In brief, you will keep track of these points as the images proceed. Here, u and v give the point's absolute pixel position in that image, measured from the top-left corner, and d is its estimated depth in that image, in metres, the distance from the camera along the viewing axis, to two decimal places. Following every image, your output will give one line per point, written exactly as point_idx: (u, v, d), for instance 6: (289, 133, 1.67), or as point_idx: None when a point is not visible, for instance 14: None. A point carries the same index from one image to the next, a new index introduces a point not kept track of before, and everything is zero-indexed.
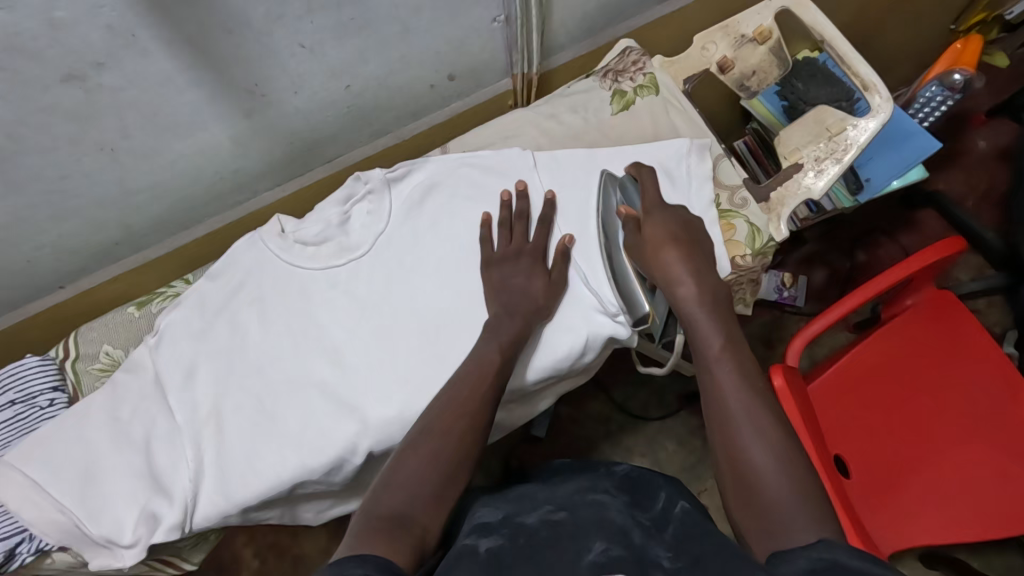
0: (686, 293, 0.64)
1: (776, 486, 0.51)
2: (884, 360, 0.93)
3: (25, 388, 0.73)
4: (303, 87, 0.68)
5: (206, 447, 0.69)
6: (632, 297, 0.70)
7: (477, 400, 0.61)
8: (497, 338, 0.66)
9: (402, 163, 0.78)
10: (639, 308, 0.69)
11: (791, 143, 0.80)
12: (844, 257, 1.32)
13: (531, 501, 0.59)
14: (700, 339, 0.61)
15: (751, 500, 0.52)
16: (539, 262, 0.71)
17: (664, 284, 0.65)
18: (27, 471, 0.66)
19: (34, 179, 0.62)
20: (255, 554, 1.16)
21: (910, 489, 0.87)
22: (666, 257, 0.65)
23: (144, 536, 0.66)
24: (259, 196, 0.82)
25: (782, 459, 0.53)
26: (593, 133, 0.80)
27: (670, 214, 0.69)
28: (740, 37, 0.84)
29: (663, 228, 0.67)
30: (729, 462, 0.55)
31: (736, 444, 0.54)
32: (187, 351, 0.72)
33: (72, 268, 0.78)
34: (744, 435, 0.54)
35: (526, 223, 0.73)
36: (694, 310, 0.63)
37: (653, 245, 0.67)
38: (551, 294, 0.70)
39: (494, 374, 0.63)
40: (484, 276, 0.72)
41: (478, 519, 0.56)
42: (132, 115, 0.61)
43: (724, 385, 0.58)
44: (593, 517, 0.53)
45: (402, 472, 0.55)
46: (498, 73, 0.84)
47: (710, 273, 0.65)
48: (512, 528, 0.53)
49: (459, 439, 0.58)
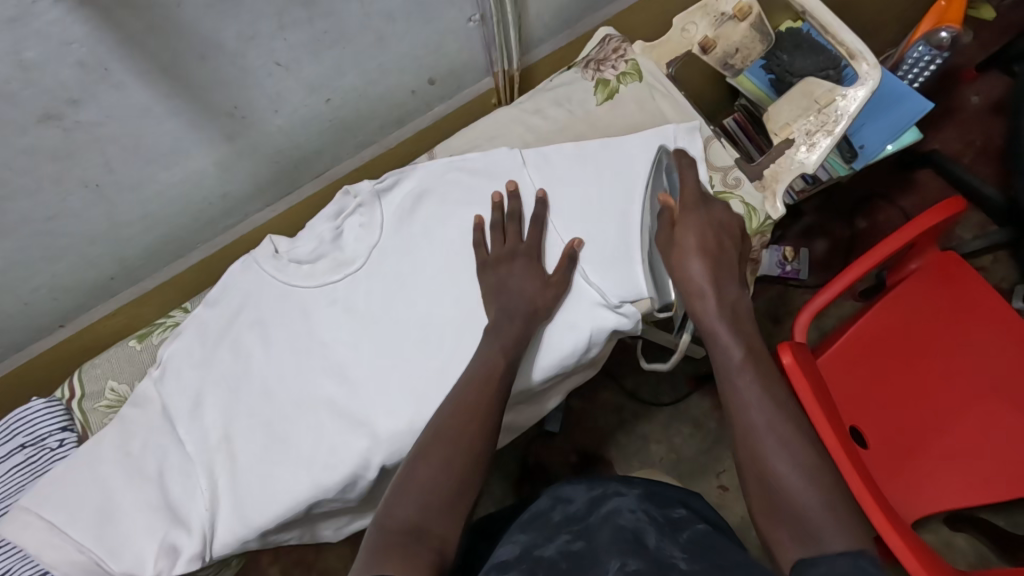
0: (708, 306, 0.65)
1: (803, 499, 0.51)
2: (894, 329, 0.92)
3: (35, 431, 0.72)
4: (283, 105, 0.67)
5: (220, 475, 0.69)
6: (663, 283, 0.72)
7: (484, 402, 0.60)
8: (499, 339, 0.65)
9: (389, 174, 0.78)
10: (667, 296, 0.73)
11: (782, 118, 0.79)
12: (844, 224, 1.31)
13: (547, 531, 0.57)
14: (722, 350, 0.62)
15: (776, 511, 0.52)
16: (535, 261, 0.71)
17: (686, 295, 0.67)
18: (45, 515, 0.66)
19: (23, 221, 0.62)
20: (281, 571, 1.16)
21: (929, 453, 0.87)
22: (690, 268, 0.66)
23: (165, 569, 0.65)
24: (250, 217, 0.82)
25: (805, 466, 0.53)
26: (579, 125, 0.79)
27: (704, 211, 0.69)
28: (720, 16, 0.82)
29: (694, 229, 0.68)
30: (755, 473, 0.55)
31: (761, 460, 0.55)
32: (192, 380, 0.72)
33: (70, 307, 0.78)
34: (770, 450, 0.54)
35: (519, 222, 0.73)
36: (715, 325, 0.64)
37: (678, 252, 0.67)
38: (550, 294, 0.70)
39: (500, 376, 0.63)
40: (481, 279, 0.71)
41: (497, 557, 0.55)
42: (114, 149, 0.60)
43: (747, 398, 0.58)
44: (610, 535, 0.52)
45: (415, 484, 0.54)
46: (478, 73, 0.84)
47: (732, 282, 0.66)
48: (531, 562, 0.51)
49: (469, 445, 0.57)
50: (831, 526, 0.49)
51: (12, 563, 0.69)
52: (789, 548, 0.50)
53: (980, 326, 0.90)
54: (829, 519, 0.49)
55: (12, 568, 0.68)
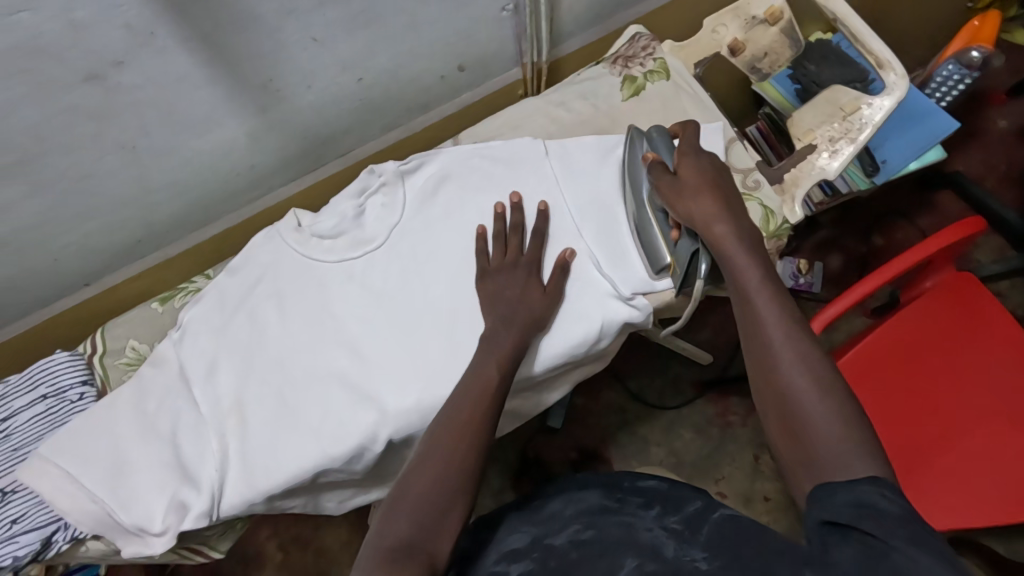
0: (724, 232, 0.61)
1: (817, 413, 0.50)
2: (904, 345, 0.92)
3: (57, 382, 0.74)
4: (316, 81, 0.69)
5: (230, 439, 0.70)
6: (655, 247, 0.71)
7: (476, 417, 0.59)
8: (495, 354, 0.65)
9: (414, 157, 0.79)
10: (660, 259, 0.70)
11: (805, 124, 0.79)
12: (859, 240, 1.31)
13: (558, 520, 0.63)
14: (739, 276, 0.59)
15: (787, 417, 0.52)
16: (535, 274, 0.71)
17: (699, 223, 0.63)
18: (61, 463, 0.68)
19: (59, 179, 0.64)
20: (278, 546, 1.18)
21: (932, 474, 0.87)
22: (698, 204, 0.63)
23: (173, 524, 0.67)
24: (275, 191, 0.83)
25: (826, 389, 0.51)
26: (605, 119, 0.79)
27: (704, 159, 0.67)
28: (751, 19, 0.83)
29: (696, 173, 0.65)
30: (771, 395, 0.53)
31: (775, 368, 0.53)
32: (209, 346, 0.74)
33: (98, 267, 0.80)
34: (789, 369, 0.52)
35: (521, 236, 0.73)
36: (732, 249, 0.61)
37: (686, 189, 0.65)
38: (549, 304, 0.70)
39: (493, 389, 0.62)
40: (479, 288, 0.71)
41: (506, 544, 0.61)
42: (152, 113, 0.62)
43: (766, 319, 0.56)
44: (619, 533, 0.58)
45: (403, 503, 0.54)
46: (508, 63, 0.85)
47: (743, 214, 0.63)
48: (542, 551, 0.58)
49: (459, 456, 0.57)
50: (841, 440, 0.48)
51: (25, 507, 0.69)
52: (799, 460, 0.50)
53: (989, 347, 0.90)
54: (842, 428, 0.49)
55: (25, 514, 0.69)
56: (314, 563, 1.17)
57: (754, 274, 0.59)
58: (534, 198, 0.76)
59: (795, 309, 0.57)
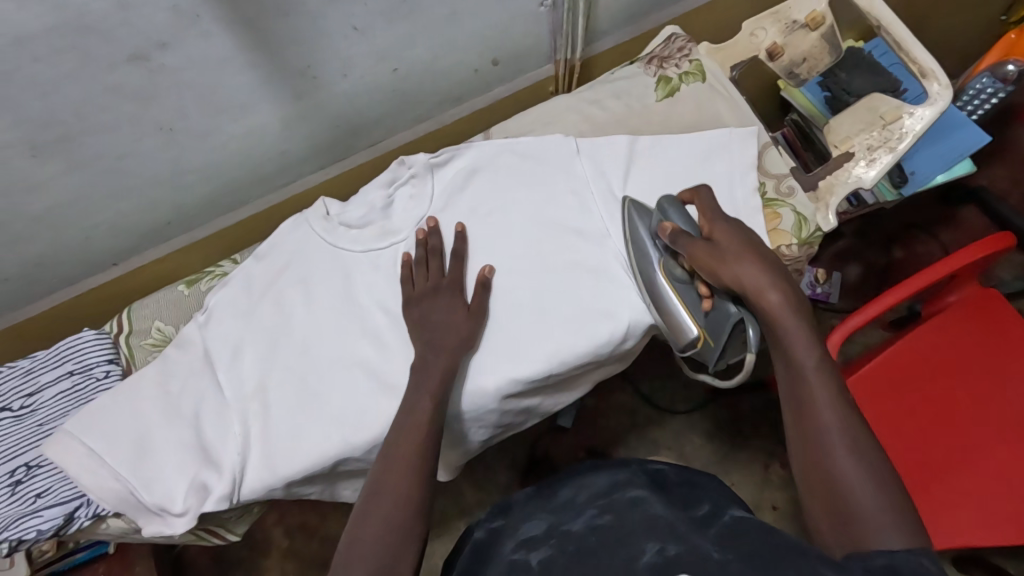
0: (775, 300, 0.57)
1: (867, 499, 0.49)
2: (929, 356, 0.91)
3: (83, 359, 0.75)
4: (352, 70, 0.69)
5: (253, 423, 0.71)
6: (679, 322, 0.66)
7: (414, 458, 0.59)
8: (426, 384, 0.64)
9: (445, 150, 0.79)
10: (687, 333, 0.66)
11: (842, 131, 0.78)
12: (879, 252, 1.29)
13: (573, 508, 0.62)
14: (791, 349, 0.55)
15: (832, 498, 0.50)
16: (458, 295, 0.71)
17: (749, 290, 0.58)
18: (86, 440, 0.69)
19: (96, 157, 0.64)
20: (284, 533, 1.18)
21: (944, 490, 0.84)
22: (746, 267, 0.58)
23: (194, 505, 0.68)
24: (304, 179, 0.84)
25: (877, 476, 0.50)
26: (638, 119, 0.79)
27: (738, 227, 0.62)
28: (792, 23, 0.83)
29: (733, 238, 0.61)
30: (818, 477, 0.52)
31: (826, 452, 0.52)
32: (234, 330, 0.74)
33: (126, 248, 0.80)
34: (840, 455, 0.51)
35: (441, 258, 0.73)
36: (784, 317, 0.56)
37: (729, 254, 0.60)
38: (473, 324, 0.69)
39: (426, 424, 0.61)
40: (405, 315, 0.71)
41: (524, 533, 0.61)
42: (190, 96, 0.62)
43: (819, 400, 0.53)
44: (639, 518, 0.55)
45: (355, 552, 0.53)
46: (541, 59, 0.84)
47: (792, 280, 0.59)
48: (559, 537, 0.57)
49: (404, 496, 0.56)
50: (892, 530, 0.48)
51: (50, 483, 0.70)
52: (838, 540, 0.50)
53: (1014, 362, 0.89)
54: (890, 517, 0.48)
55: (49, 488, 0.70)
56: (319, 550, 1.17)
57: (807, 347, 0.55)
58: (565, 196, 0.75)
59: (842, 383, 0.55)
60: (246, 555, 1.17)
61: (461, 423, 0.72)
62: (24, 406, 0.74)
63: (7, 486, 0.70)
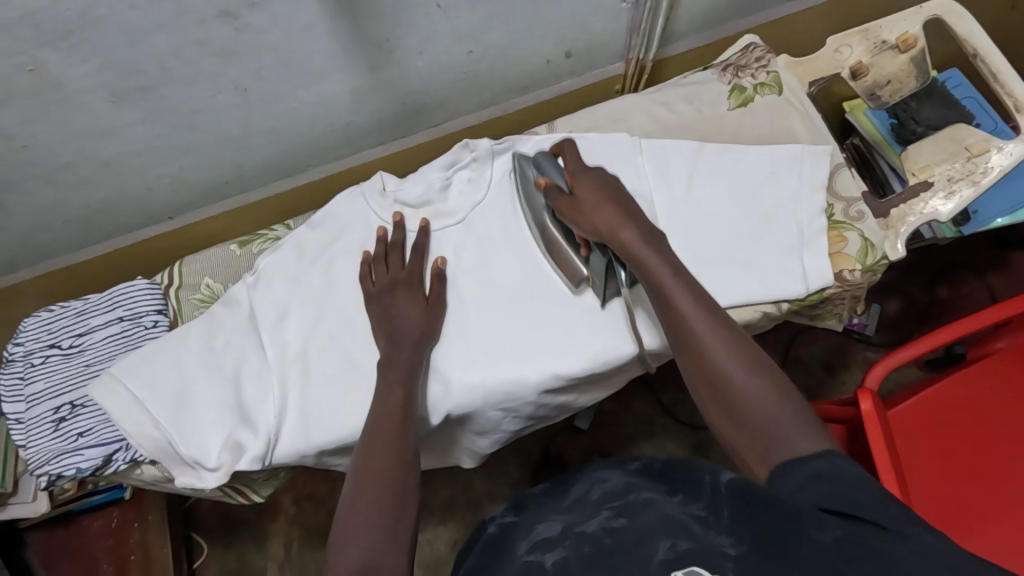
0: (630, 238, 0.64)
1: (759, 398, 0.53)
2: (976, 395, 0.84)
3: (134, 307, 0.77)
4: (429, 48, 0.69)
5: (292, 388, 0.71)
6: (570, 263, 0.72)
7: (394, 450, 0.59)
8: (394, 375, 0.65)
9: (506, 138, 0.79)
10: (577, 272, 0.71)
11: (921, 159, 0.76)
12: (923, 289, 1.24)
13: (586, 509, 0.58)
14: (652, 273, 0.61)
15: (724, 403, 0.55)
16: (415, 287, 0.72)
17: (607, 234, 0.65)
18: (130, 387, 0.70)
19: (171, 110, 0.65)
20: (293, 501, 1.18)
21: (996, 522, 0.77)
22: (601, 214, 0.66)
23: (227, 462, 0.68)
24: (362, 152, 0.84)
25: (752, 366, 0.55)
26: (707, 126, 0.77)
27: (595, 175, 0.69)
28: (881, 43, 0.82)
29: (588, 185, 0.68)
30: (708, 387, 0.56)
31: (708, 360, 0.56)
32: (282, 294, 0.74)
33: (183, 202, 0.81)
34: (722, 357, 0.56)
35: (401, 252, 0.74)
36: (640, 250, 0.63)
37: (585, 203, 0.67)
38: (432, 317, 0.71)
39: (400, 410, 0.62)
40: (370, 312, 0.71)
41: (538, 534, 0.57)
42: (269, 57, 0.62)
43: (687, 312, 0.59)
44: (653, 517, 0.51)
45: (349, 531, 0.52)
46: (612, 56, 0.83)
47: (641, 217, 0.66)
48: (574, 537, 0.53)
49: (393, 478, 0.56)
50: (777, 410, 0.53)
51: (93, 423, 0.72)
52: (743, 439, 0.53)
53: None
54: (778, 407, 0.52)
55: (92, 428, 0.72)
56: (325, 522, 1.17)
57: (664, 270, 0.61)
58: None
59: (704, 293, 0.61)
60: (254, 517, 1.18)
61: (497, 410, 0.71)
62: (73, 345, 0.76)
63: (51, 421, 0.72)
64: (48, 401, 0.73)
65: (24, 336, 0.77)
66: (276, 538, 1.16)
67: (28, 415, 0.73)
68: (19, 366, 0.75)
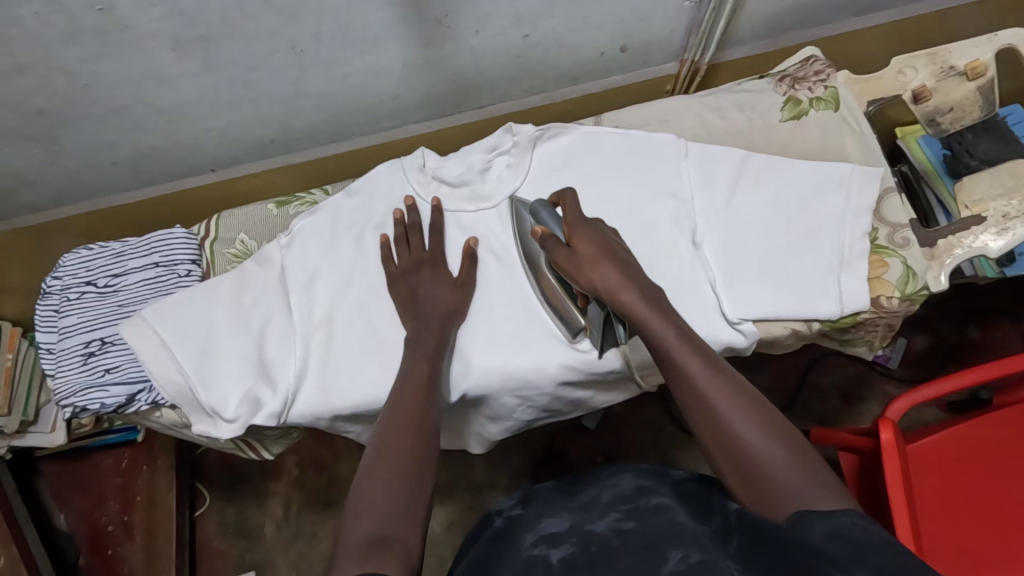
0: (631, 299, 0.60)
1: (785, 471, 0.49)
2: (1001, 438, 0.82)
3: (170, 254, 0.78)
4: (486, 27, 0.68)
5: (314, 351, 0.72)
6: (568, 313, 0.70)
7: (418, 419, 0.60)
8: (420, 350, 0.66)
9: (553, 126, 0.77)
10: (575, 322, 0.69)
11: (977, 191, 0.74)
12: (952, 328, 1.20)
13: (596, 507, 0.57)
14: (656, 338, 0.58)
15: (749, 480, 0.50)
16: (440, 269, 0.73)
17: (606, 293, 0.62)
18: (158, 331, 0.71)
19: (228, 64, 0.66)
20: (295, 464, 1.20)
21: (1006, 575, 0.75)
22: (601, 273, 0.62)
23: (245, 415, 0.70)
24: (406, 126, 0.84)
25: (767, 429, 0.52)
26: (756, 136, 0.76)
27: (593, 230, 0.66)
28: (948, 68, 0.80)
29: (587, 243, 0.64)
30: (725, 455, 0.52)
31: (721, 427, 0.53)
32: (314, 258, 0.75)
33: (228, 157, 0.82)
34: (736, 422, 0.52)
35: (419, 235, 0.74)
36: (642, 313, 0.59)
37: (585, 261, 0.63)
38: (464, 295, 0.71)
39: (424, 384, 0.63)
40: (401, 283, 0.72)
41: (544, 529, 0.56)
42: (329, 21, 0.62)
43: (695, 376, 0.55)
44: (664, 524, 0.52)
45: (367, 499, 0.53)
46: (667, 56, 0.83)
47: (643, 276, 0.63)
48: (582, 536, 0.52)
49: (412, 447, 0.57)
50: (798, 479, 0.49)
51: (120, 361, 0.74)
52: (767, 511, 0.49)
53: None
54: (804, 477, 0.49)
55: (119, 366, 0.74)
56: (325, 488, 1.19)
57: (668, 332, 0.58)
58: (662, 198, 0.72)
59: (711, 355, 0.57)
60: (257, 475, 1.20)
61: (513, 397, 0.71)
62: (108, 285, 0.78)
63: (81, 354, 0.75)
64: (80, 335, 0.76)
65: (63, 270, 0.79)
66: (276, 498, 1.18)
67: (60, 346, 0.76)
68: (56, 299, 0.78)
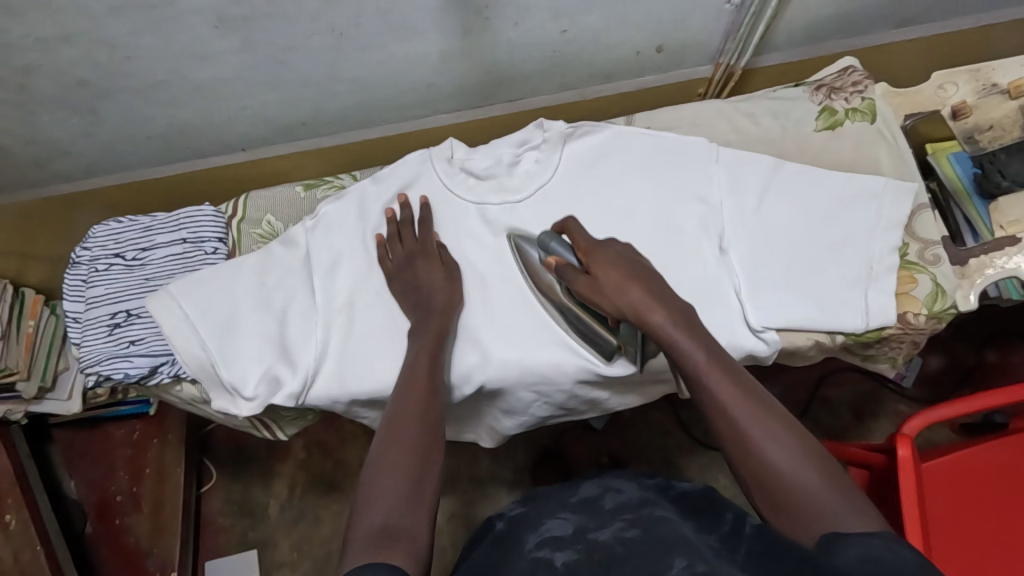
0: (659, 319, 0.58)
1: (821, 497, 0.47)
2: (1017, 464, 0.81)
3: (198, 231, 0.79)
4: (525, 20, 0.68)
5: (335, 334, 0.72)
6: (598, 337, 0.69)
7: (421, 410, 0.60)
8: (421, 342, 0.66)
9: (585, 124, 0.76)
10: (607, 346, 0.69)
11: (1013, 213, 0.73)
12: (970, 351, 1.19)
13: (599, 515, 0.56)
14: (684, 359, 0.56)
15: (781, 507, 0.48)
16: (430, 256, 0.72)
17: (632, 315, 0.60)
18: (183, 305, 0.72)
19: (267, 43, 0.66)
20: (303, 446, 1.21)
21: None
22: (631, 296, 0.60)
23: (264, 394, 0.70)
24: (437, 116, 0.84)
25: (799, 454, 0.50)
26: (788, 144, 0.76)
27: (610, 251, 0.65)
28: (990, 86, 0.80)
29: (606, 268, 0.63)
30: (757, 480, 0.50)
31: (752, 450, 0.50)
32: (339, 243, 0.75)
33: (258, 137, 0.83)
34: (767, 446, 0.50)
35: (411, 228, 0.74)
36: (670, 335, 0.57)
37: (610, 285, 0.62)
38: (450, 291, 0.71)
39: (425, 375, 0.63)
40: (402, 274, 0.72)
41: (547, 531, 0.55)
42: (371, 6, 0.62)
43: (726, 400, 0.53)
44: (665, 533, 0.51)
45: (375, 489, 0.53)
46: (703, 58, 0.82)
47: (673, 298, 0.61)
48: (587, 544, 0.52)
49: (416, 436, 0.57)
50: (834, 504, 0.46)
51: (144, 333, 0.75)
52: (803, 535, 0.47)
53: None
54: (839, 501, 0.46)
55: (143, 338, 0.75)
56: (330, 472, 1.19)
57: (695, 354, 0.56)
58: (689, 201, 0.71)
59: (742, 376, 0.55)
60: (265, 455, 1.21)
61: (529, 392, 0.72)
62: (136, 258, 0.79)
63: (106, 325, 0.76)
64: (106, 306, 0.77)
65: (92, 241, 0.80)
66: (282, 479, 1.19)
67: (86, 315, 0.77)
68: (84, 269, 0.79)
